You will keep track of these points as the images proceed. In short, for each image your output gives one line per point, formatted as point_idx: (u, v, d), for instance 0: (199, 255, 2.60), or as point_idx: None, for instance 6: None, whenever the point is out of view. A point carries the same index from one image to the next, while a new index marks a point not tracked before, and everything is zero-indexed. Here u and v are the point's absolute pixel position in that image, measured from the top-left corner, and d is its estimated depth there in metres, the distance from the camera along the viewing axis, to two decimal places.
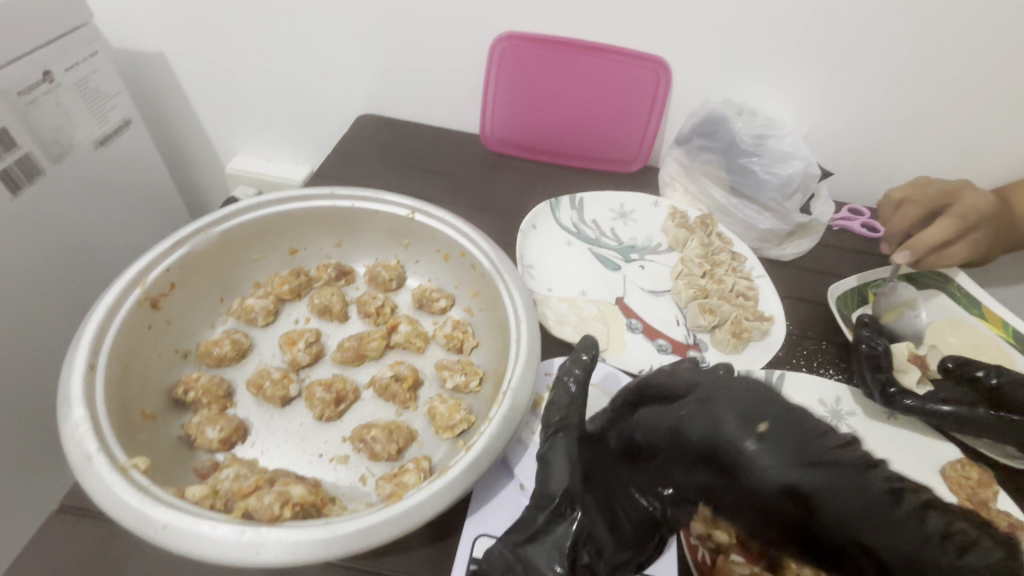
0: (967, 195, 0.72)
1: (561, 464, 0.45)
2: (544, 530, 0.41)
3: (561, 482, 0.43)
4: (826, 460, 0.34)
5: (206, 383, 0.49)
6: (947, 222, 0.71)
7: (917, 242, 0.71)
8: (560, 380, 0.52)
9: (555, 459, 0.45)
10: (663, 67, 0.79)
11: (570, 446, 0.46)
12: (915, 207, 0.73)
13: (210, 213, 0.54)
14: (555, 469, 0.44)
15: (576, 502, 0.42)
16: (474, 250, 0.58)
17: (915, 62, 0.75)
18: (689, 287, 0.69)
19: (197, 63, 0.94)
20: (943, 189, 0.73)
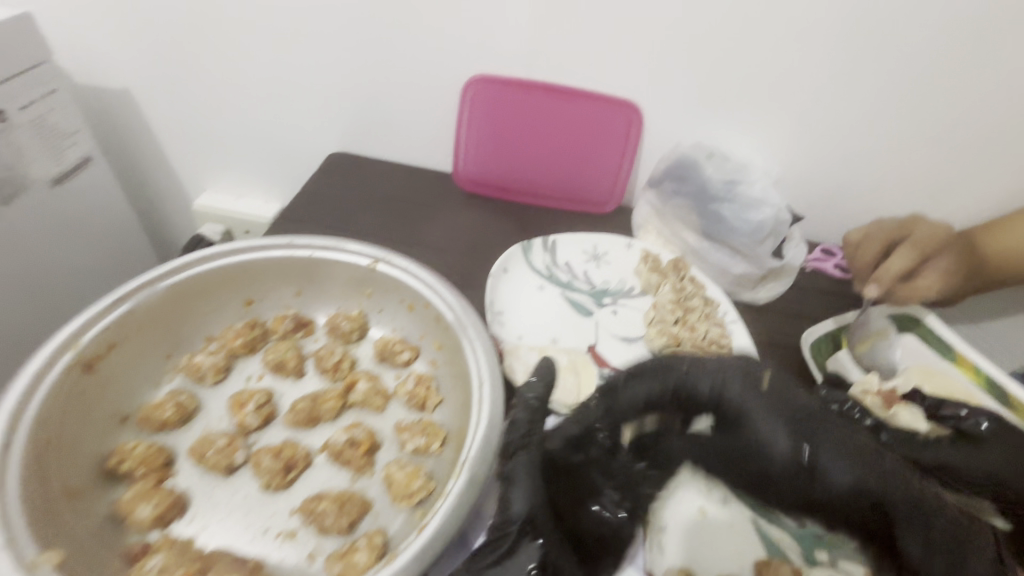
0: (923, 225, 0.73)
1: (522, 483, 0.44)
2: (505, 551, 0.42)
3: (523, 506, 0.43)
4: (814, 423, 0.49)
5: (142, 453, 0.45)
6: (908, 251, 0.72)
7: (881, 272, 0.72)
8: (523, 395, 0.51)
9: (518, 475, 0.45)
10: (635, 111, 0.80)
11: (532, 458, 0.46)
12: (873, 240, 0.74)
13: (157, 267, 0.51)
14: (517, 491, 0.44)
15: (537, 527, 0.42)
16: (438, 302, 0.56)
17: (878, 109, 0.76)
18: (662, 335, 0.67)
19: (165, 101, 0.93)
20: (902, 223, 0.75)
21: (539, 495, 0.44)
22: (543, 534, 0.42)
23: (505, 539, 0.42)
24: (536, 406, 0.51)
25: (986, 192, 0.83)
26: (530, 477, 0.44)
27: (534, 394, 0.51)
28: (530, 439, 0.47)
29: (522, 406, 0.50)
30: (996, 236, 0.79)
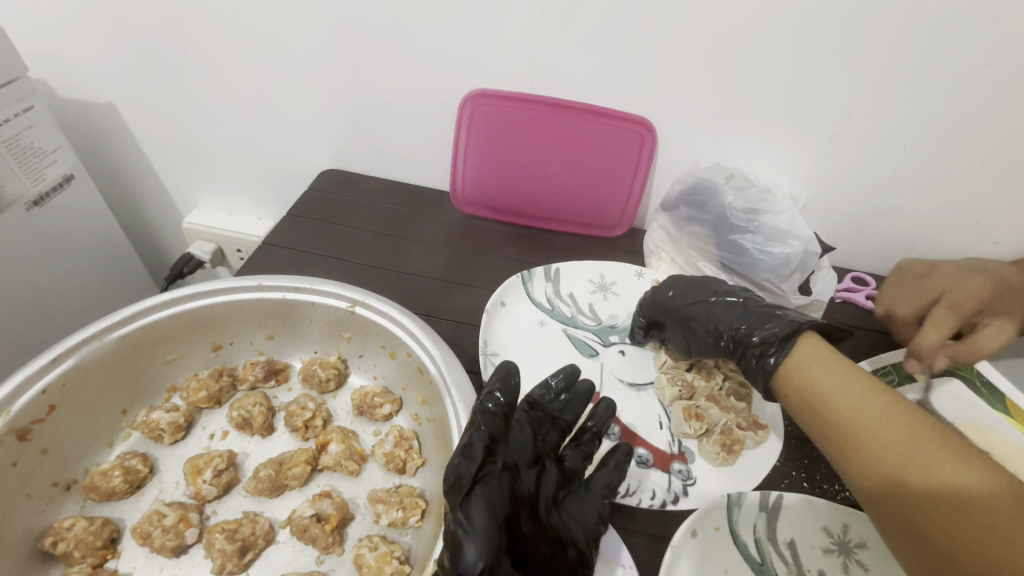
0: (962, 285, 0.64)
1: (478, 517, 0.36)
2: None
3: (478, 552, 0.35)
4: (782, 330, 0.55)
5: (80, 532, 0.40)
6: (940, 323, 0.64)
7: (916, 346, 0.65)
8: (483, 403, 0.44)
9: (474, 511, 0.36)
10: (648, 128, 0.73)
11: (500, 487, 0.38)
12: (903, 312, 0.69)
13: (107, 314, 0.46)
14: (471, 538, 0.35)
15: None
16: (421, 352, 0.51)
17: (920, 127, 0.68)
18: (675, 383, 0.61)
19: (151, 115, 0.88)
20: (939, 282, 0.66)
21: (497, 532, 0.36)
22: None
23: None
24: (499, 428, 0.43)
25: None
26: (491, 514, 0.37)
27: (492, 405, 0.44)
28: (492, 468, 0.40)
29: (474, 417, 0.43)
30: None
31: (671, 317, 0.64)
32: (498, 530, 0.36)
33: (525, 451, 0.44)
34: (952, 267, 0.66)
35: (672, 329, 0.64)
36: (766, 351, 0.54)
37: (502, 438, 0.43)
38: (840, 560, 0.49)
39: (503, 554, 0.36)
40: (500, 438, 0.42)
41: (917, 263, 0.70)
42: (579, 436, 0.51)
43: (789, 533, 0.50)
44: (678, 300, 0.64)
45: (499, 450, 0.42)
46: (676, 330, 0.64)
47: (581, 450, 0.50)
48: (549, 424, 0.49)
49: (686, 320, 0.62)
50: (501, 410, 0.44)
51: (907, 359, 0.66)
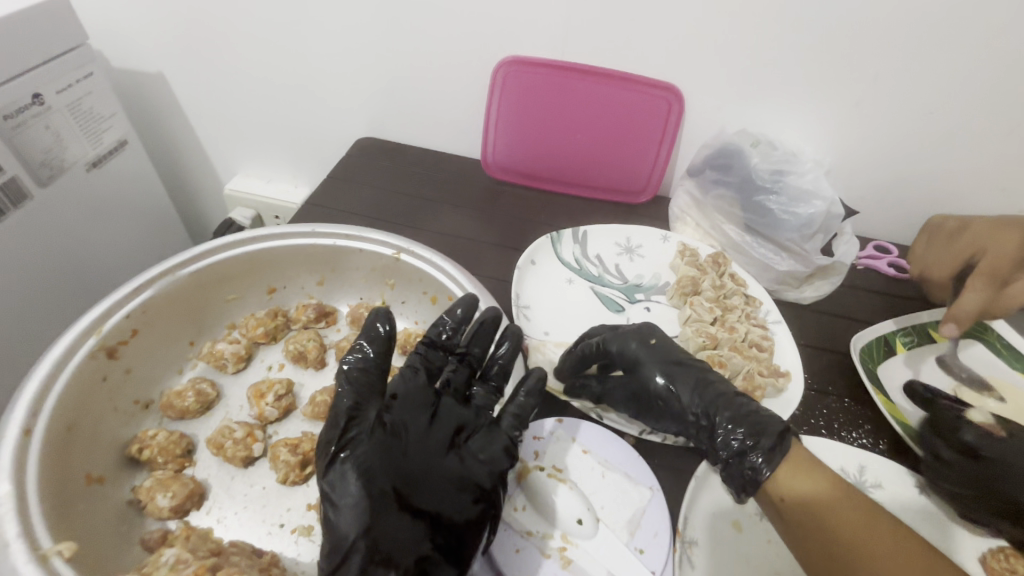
0: (994, 240, 0.65)
1: (352, 484, 0.39)
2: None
3: (352, 519, 0.38)
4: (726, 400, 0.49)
5: (162, 441, 0.45)
6: (980, 282, 0.64)
7: (954, 311, 0.63)
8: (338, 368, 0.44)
9: (346, 480, 0.39)
10: (675, 95, 0.75)
11: (369, 449, 0.40)
12: (942, 267, 0.71)
13: (178, 253, 0.50)
14: (345, 505, 0.38)
15: (375, 533, 0.38)
16: (462, 296, 0.54)
17: (949, 93, 0.69)
18: (699, 334, 0.63)
19: (196, 84, 0.93)
20: (974, 242, 0.67)
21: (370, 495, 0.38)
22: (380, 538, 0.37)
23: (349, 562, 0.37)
24: (365, 386, 0.43)
25: None
26: (360, 480, 0.39)
27: (353, 367, 0.44)
28: (362, 427, 0.42)
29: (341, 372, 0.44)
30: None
31: (635, 373, 0.54)
32: (374, 490, 0.39)
33: (412, 402, 0.44)
34: (982, 224, 0.67)
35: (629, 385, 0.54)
36: (743, 446, 0.46)
37: (374, 395, 0.43)
38: None
39: (386, 510, 0.39)
40: (369, 396, 0.43)
41: (947, 221, 0.71)
42: (488, 369, 0.51)
43: None
44: (649, 355, 0.55)
45: (373, 404, 0.43)
46: (630, 388, 0.54)
47: (492, 386, 0.50)
48: (457, 364, 0.50)
49: (646, 380, 0.53)
50: (362, 365, 0.44)
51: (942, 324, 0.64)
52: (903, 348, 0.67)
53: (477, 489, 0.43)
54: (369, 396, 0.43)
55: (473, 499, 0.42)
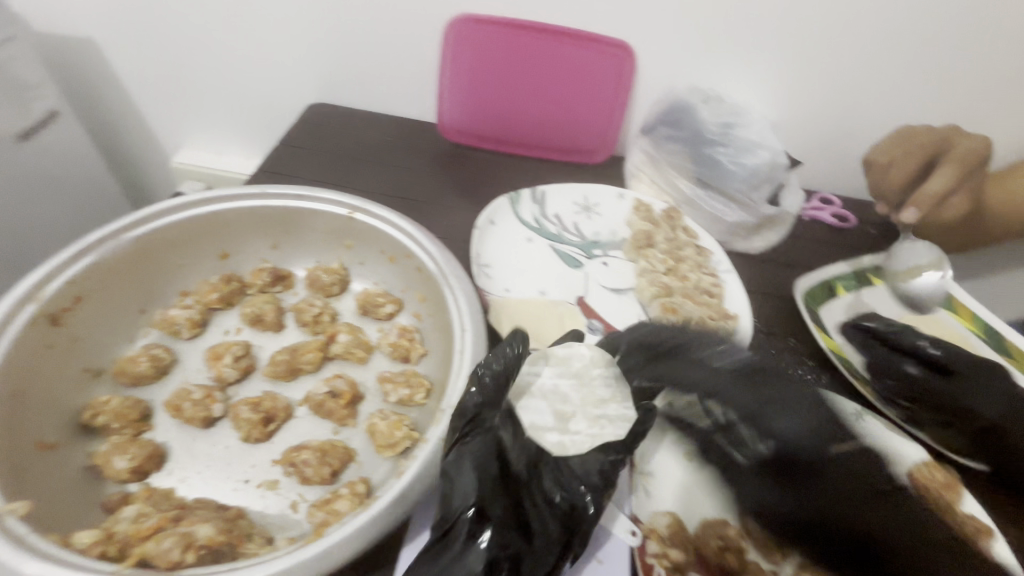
0: (957, 136, 0.70)
1: (466, 471, 0.38)
2: (450, 552, 0.36)
3: (462, 496, 0.37)
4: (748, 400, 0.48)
5: (118, 406, 0.44)
6: (952, 166, 0.68)
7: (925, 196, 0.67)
8: (475, 377, 0.43)
9: (460, 462, 0.38)
10: (626, 51, 0.76)
11: (482, 443, 0.39)
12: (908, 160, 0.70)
13: (119, 217, 0.49)
14: (456, 483, 0.38)
15: (483, 517, 0.36)
16: (419, 253, 0.54)
17: (883, 46, 0.72)
18: (652, 284, 0.66)
19: (131, 51, 0.88)
20: (936, 138, 0.70)
21: (484, 480, 0.37)
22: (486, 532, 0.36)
23: (450, 539, 0.36)
24: (491, 393, 0.42)
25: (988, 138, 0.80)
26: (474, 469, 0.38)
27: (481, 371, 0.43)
28: (480, 424, 0.41)
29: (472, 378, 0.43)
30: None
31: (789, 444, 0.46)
32: (485, 479, 0.37)
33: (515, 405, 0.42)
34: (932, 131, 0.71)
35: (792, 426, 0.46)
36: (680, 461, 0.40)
37: (496, 404, 0.42)
38: None
39: (496, 498, 0.37)
40: (492, 399, 0.42)
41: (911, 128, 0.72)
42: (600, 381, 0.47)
43: None
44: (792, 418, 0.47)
45: (496, 411, 0.42)
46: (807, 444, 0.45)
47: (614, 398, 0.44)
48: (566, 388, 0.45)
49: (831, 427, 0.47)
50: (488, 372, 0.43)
51: (906, 210, 0.67)
52: (844, 291, 0.71)
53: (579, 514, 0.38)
54: (494, 402, 0.42)
55: (567, 523, 0.38)
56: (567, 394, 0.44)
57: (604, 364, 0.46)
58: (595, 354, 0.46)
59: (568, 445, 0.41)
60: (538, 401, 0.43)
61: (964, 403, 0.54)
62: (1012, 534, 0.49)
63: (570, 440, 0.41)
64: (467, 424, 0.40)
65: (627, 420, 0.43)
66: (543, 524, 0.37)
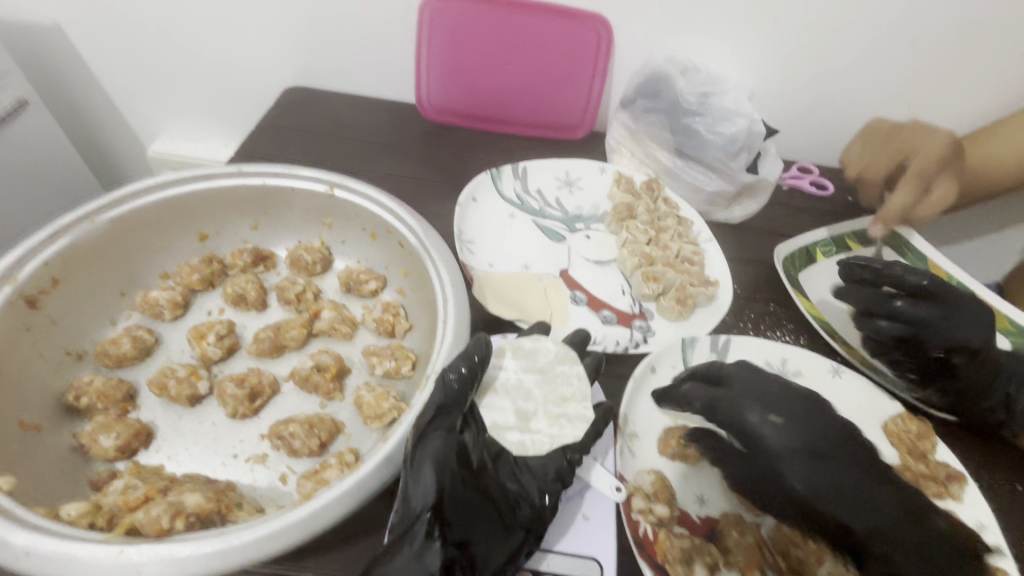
0: (924, 138, 0.70)
1: (426, 472, 0.37)
2: (411, 549, 0.35)
3: (423, 496, 0.37)
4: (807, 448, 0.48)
5: (101, 387, 0.44)
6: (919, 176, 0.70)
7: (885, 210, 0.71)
8: (442, 376, 0.41)
9: (421, 463, 0.38)
10: (603, 24, 0.75)
11: (443, 443, 0.38)
12: (875, 167, 0.74)
13: (92, 199, 0.48)
14: (417, 482, 0.37)
15: (443, 517, 0.36)
16: (400, 228, 0.55)
17: (859, 13, 0.72)
18: (634, 254, 0.66)
19: (99, 37, 0.85)
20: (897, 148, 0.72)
21: (446, 483, 0.37)
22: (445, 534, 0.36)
23: (411, 539, 0.35)
24: (456, 392, 0.41)
25: (962, 103, 0.81)
26: (435, 472, 0.37)
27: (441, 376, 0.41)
28: (443, 424, 0.40)
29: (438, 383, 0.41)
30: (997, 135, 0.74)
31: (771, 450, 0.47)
32: (448, 479, 0.37)
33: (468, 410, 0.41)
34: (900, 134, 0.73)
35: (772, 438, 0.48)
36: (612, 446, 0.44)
37: (461, 404, 0.41)
38: None
39: (456, 498, 0.37)
40: (452, 406, 0.41)
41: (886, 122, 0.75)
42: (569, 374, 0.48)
43: None
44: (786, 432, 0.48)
45: (458, 412, 0.41)
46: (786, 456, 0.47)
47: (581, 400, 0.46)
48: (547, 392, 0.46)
49: (814, 449, 0.47)
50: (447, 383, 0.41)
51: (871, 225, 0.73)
52: (823, 257, 0.71)
53: (531, 513, 0.40)
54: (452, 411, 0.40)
55: (523, 524, 0.39)
56: (530, 390, 0.46)
57: (569, 362, 0.49)
58: (561, 351, 0.49)
59: (529, 445, 0.43)
60: (501, 399, 0.46)
61: (958, 334, 0.56)
62: (982, 482, 0.51)
63: (531, 439, 0.44)
64: (430, 423, 0.40)
65: (586, 418, 0.45)
66: (499, 526, 0.38)
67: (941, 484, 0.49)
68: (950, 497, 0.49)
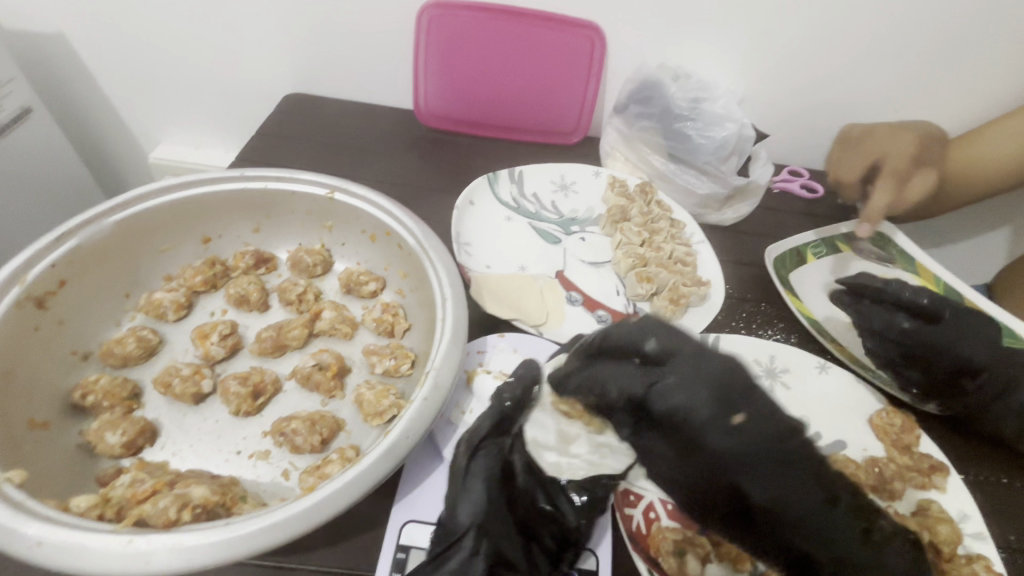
0: (897, 141, 0.69)
1: (476, 488, 0.40)
2: (452, 565, 0.37)
3: (471, 513, 0.39)
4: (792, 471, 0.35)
5: (107, 385, 0.46)
6: (886, 182, 0.66)
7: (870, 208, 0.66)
8: (499, 395, 0.45)
9: (472, 480, 0.40)
10: (597, 33, 0.77)
11: (493, 460, 0.41)
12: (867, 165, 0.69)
13: (99, 202, 0.49)
14: (467, 498, 0.40)
15: (487, 533, 0.38)
16: (400, 229, 0.56)
17: (844, 21, 0.75)
18: (628, 256, 0.68)
19: (102, 47, 0.87)
20: (881, 145, 0.69)
21: (492, 498, 0.40)
22: (488, 548, 0.38)
23: (455, 552, 0.38)
24: (508, 412, 0.44)
25: (946, 108, 0.83)
26: (485, 488, 0.40)
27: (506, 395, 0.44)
28: (493, 445, 0.43)
29: (497, 401, 0.44)
30: (980, 137, 0.76)
31: (710, 444, 0.35)
32: (494, 497, 0.40)
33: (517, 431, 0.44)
34: (883, 131, 0.70)
35: (715, 446, 0.35)
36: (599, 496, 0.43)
37: (513, 425, 0.44)
38: (767, 382, 0.58)
39: (501, 518, 0.39)
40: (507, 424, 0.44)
41: (855, 129, 0.73)
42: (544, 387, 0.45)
43: None
44: (739, 438, 0.34)
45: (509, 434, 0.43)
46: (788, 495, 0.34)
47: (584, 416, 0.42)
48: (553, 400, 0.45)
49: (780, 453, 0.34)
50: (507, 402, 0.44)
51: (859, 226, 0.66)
52: (814, 258, 0.72)
53: (566, 535, 0.41)
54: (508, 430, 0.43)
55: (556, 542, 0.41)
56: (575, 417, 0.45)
57: None
58: None
59: (565, 467, 0.43)
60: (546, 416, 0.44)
61: (960, 350, 0.55)
62: (966, 474, 0.52)
63: (568, 463, 0.43)
64: (484, 440, 0.42)
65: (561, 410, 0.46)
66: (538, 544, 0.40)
67: (925, 474, 0.50)
68: (934, 486, 0.50)
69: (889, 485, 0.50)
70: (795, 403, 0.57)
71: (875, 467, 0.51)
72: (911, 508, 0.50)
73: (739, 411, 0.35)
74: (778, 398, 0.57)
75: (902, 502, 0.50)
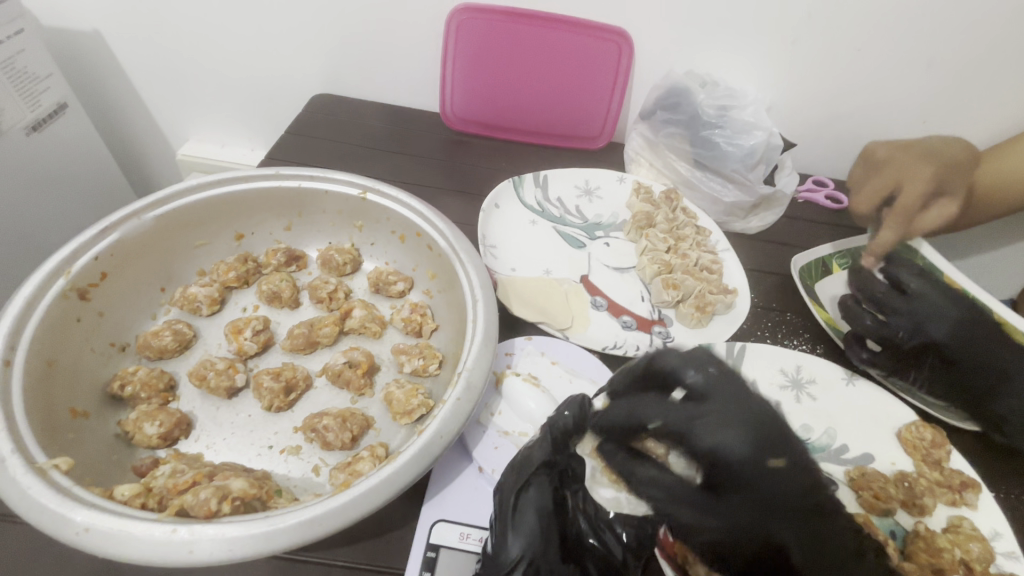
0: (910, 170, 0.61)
1: (527, 519, 0.39)
2: None
3: (522, 545, 0.38)
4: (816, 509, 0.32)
5: (145, 376, 0.47)
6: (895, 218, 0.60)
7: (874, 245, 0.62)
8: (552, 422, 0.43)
9: (523, 510, 0.39)
10: (624, 39, 0.78)
11: (544, 490, 0.40)
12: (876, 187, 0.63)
13: (139, 197, 0.50)
14: (518, 529, 0.38)
15: (537, 568, 0.37)
16: (430, 231, 0.56)
17: (874, 31, 0.74)
18: (654, 262, 0.68)
19: (136, 46, 0.89)
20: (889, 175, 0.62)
21: (544, 534, 0.38)
22: None
23: None
24: (560, 439, 0.42)
25: (979, 118, 0.82)
26: (537, 520, 0.39)
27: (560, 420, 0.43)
28: (543, 475, 0.41)
29: (548, 433, 0.43)
30: (1014, 149, 0.75)
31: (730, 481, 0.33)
32: (545, 529, 0.38)
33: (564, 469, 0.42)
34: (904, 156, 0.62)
35: (766, 486, 0.32)
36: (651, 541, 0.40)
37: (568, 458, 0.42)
38: (794, 393, 0.57)
39: (552, 550, 0.38)
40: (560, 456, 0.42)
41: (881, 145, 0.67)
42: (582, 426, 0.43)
43: (752, 374, 0.57)
44: (770, 478, 0.32)
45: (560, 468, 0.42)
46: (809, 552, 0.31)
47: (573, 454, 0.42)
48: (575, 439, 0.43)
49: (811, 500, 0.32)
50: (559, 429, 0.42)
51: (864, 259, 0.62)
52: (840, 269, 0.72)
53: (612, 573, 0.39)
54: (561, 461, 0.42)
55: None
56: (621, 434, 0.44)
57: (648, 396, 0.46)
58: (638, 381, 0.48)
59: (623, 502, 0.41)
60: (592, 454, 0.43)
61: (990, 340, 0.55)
62: (998, 491, 0.52)
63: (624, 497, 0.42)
64: (535, 470, 0.41)
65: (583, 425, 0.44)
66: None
67: (956, 491, 0.50)
68: (965, 504, 0.49)
69: (919, 499, 0.49)
70: (822, 414, 0.56)
71: (903, 482, 0.51)
72: (941, 524, 0.49)
73: (778, 456, 0.33)
74: (804, 408, 0.56)
75: (931, 518, 0.49)
